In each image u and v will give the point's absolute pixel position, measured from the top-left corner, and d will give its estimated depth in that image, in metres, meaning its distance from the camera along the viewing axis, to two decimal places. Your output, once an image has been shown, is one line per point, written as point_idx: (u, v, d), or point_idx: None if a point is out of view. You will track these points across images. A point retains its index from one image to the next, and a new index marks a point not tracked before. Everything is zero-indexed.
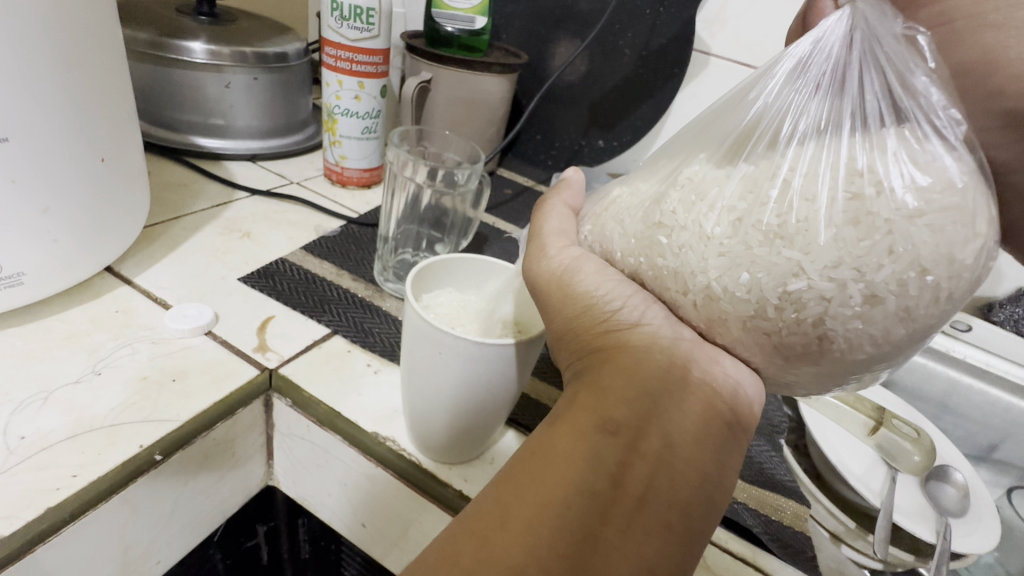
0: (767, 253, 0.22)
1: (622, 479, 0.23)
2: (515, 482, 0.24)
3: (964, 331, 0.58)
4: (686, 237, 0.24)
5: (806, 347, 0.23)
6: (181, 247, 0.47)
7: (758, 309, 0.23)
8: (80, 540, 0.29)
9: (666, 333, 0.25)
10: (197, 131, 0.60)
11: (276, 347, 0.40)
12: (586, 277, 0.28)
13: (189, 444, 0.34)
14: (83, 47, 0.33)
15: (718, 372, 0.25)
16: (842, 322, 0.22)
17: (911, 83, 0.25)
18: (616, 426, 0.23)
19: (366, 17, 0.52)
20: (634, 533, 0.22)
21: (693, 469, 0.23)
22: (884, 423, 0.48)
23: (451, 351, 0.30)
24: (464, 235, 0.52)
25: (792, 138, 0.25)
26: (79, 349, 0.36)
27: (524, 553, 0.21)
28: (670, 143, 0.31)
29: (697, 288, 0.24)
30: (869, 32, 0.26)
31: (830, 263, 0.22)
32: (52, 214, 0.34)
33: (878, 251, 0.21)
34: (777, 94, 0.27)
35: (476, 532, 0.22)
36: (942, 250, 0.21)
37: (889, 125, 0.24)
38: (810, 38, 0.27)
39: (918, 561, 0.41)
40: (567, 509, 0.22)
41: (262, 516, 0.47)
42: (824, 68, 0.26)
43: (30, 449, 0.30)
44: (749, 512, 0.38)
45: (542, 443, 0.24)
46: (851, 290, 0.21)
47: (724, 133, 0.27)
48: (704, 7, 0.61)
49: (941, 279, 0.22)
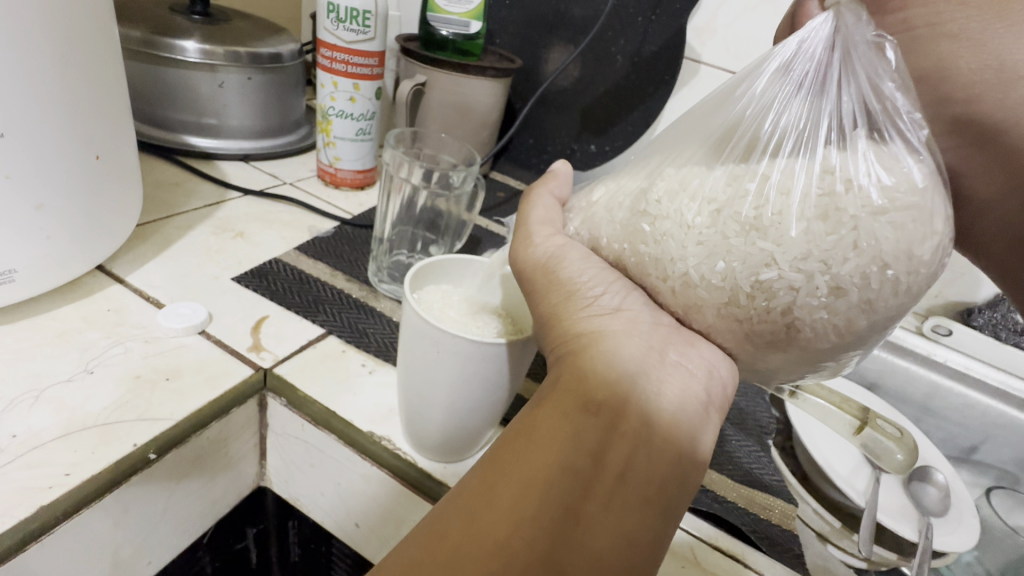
0: (742, 243, 0.23)
1: (602, 458, 0.24)
2: (498, 461, 0.24)
3: (944, 335, 0.61)
4: (667, 226, 0.25)
5: (774, 334, 0.24)
6: (173, 246, 0.47)
7: (731, 296, 0.24)
8: (72, 540, 0.29)
9: (644, 318, 0.26)
10: (190, 131, 0.60)
11: (270, 347, 0.40)
12: (570, 264, 0.28)
13: (184, 444, 0.33)
14: (81, 42, 0.33)
15: (694, 354, 0.26)
16: (809, 311, 0.23)
17: (880, 88, 0.26)
18: (597, 407, 0.24)
19: (363, 19, 0.53)
20: (612, 508, 0.23)
21: (671, 446, 0.24)
22: (868, 422, 0.46)
23: (448, 349, 0.30)
24: (458, 237, 0.53)
25: (769, 137, 0.26)
26: (70, 347, 0.36)
27: (510, 530, 0.22)
28: (657, 139, 0.32)
29: (676, 274, 0.25)
30: (850, 34, 0.27)
31: (799, 255, 0.22)
32: (45, 210, 0.34)
33: (844, 245, 0.22)
34: (758, 95, 0.27)
35: (460, 509, 0.23)
36: (902, 245, 0.22)
37: (860, 130, 0.25)
38: (796, 38, 0.27)
39: (901, 559, 0.41)
40: (549, 486, 0.23)
41: (253, 518, 0.47)
42: (805, 70, 0.27)
43: (21, 447, 0.29)
44: (739, 510, 0.39)
45: (526, 424, 0.25)
46: (818, 281, 0.22)
47: (709, 131, 0.28)
48: (695, 17, 0.62)
49: (900, 274, 0.22)
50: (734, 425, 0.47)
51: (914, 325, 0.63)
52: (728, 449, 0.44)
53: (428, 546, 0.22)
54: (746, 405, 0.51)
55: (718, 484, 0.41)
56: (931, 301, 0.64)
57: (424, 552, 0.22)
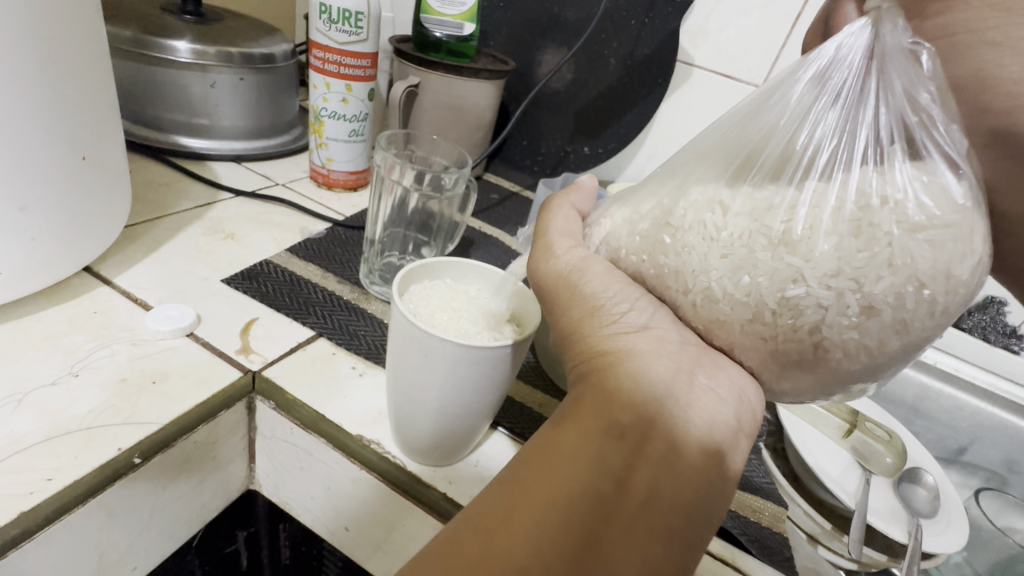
0: (768, 258, 0.23)
1: (626, 483, 0.24)
2: (521, 483, 0.25)
3: None
4: (690, 237, 0.25)
5: (801, 354, 0.24)
6: (162, 247, 0.47)
7: (756, 312, 0.24)
8: (56, 546, 0.29)
9: (671, 337, 0.26)
10: (180, 131, 0.59)
11: (259, 349, 0.39)
12: (594, 279, 0.28)
13: (170, 448, 0.33)
14: (68, 42, 0.33)
15: (723, 377, 0.25)
16: (838, 331, 0.23)
17: (915, 98, 0.25)
18: (621, 430, 0.24)
19: (355, 20, 0.53)
20: (635, 535, 0.23)
21: (698, 474, 0.24)
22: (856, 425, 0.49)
23: (436, 353, 0.30)
24: (450, 240, 0.53)
25: (806, 153, 0.25)
26: (56, 350, 0.35)
27: (531, 550, 0.23)
28: (692, 145, 0.31)
29: (698, 288, 0.25)
30: (889, 41, 0.26)
31: (829, 272, 0.22)
32: (30, 212, 0.33)
33: (878, 263, 0.22)
34: (793, 105, 0.27)
35: (482, 527, 0.24)
36: (940, 266, 0.22)
37: (897, 146, 0.25)
38: (834, 43, 0.27)
39: (891, 561, 0.42)
40: (570, 510, 0.24)
41: (242, 521, 0.47)
42: (843, 78, 0.26)
43: (4, 451, 0.29)
44: (730, 513, 0.39)
45: (549, 442, 0.25)
46: (848, 299, 0.22)
47: (738, 146, 0.27)
48: (687, 19, 0.62)
49: (937, 293, 0.22)
50: None
51: None
52: None
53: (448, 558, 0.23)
54: None
55: None
56: None
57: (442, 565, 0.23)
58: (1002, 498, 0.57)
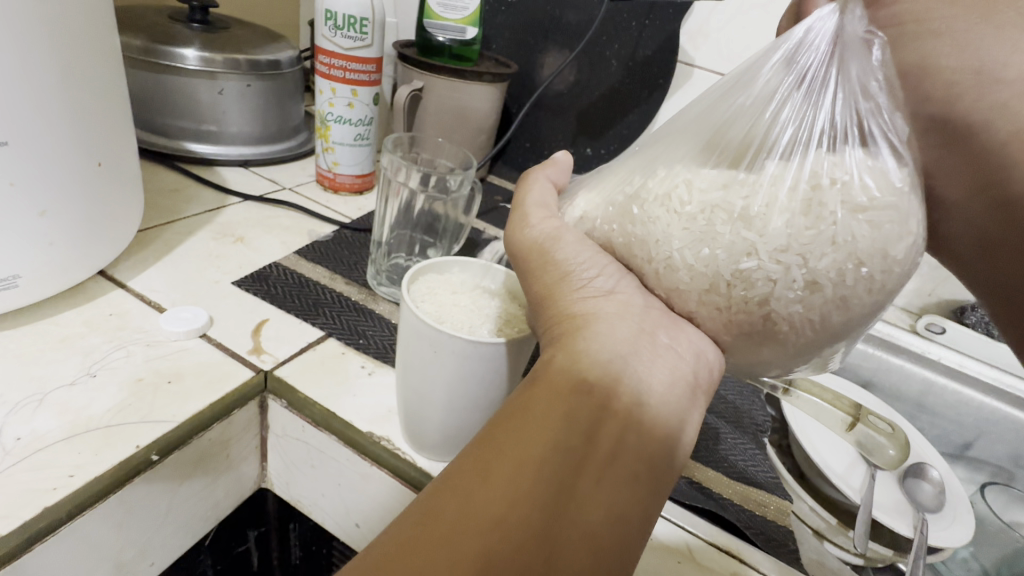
0: (728, 232, 0.24)
1: (594, 436, 0.23)
2: (495, 441, 0.24)
3: (939, 334, 0.62)
4: (655, 209, 0.26)
5: (752, 324, 0.25)
6: (173, 252, 0.48)
7: (713, 283, 0.25)
8: (77, 541, 0.30)
9: (637, 302, 0.27)
10: (189, 137, 0.60)
11: (271, 350, 0.40)
12: (566, 247, 0.29)
13: (185, 445, 0.34)
14: (83, 49, 0.34)
15: (684, 339, 0.26)
16: (785, 303, 0.24)
17: (868, 88, 0.27)
18: (589, 386, 0.24)
19: (360, 26, 0.53)
20: (606, 484, 0.23)
21: (660, 425, 0.24)
22: (860, 419, 0.49)
23: (447, 351, 0.31)
24: (455, 240, 0.53)
25: (767, 138, 0.26)
26: (73, 351, 0.36)
27: (506, 508, 0.22)
28: (658, 133, 0.31)
29: (659, 257, 0.26)
30: (850, 30, 0.27)
31: (779, 246, 0.23)
32: (48, 217, 0.34)
33: (823, 240, 0.23)
34: (761, 87, 0.27)
35: (456, 490, 0.23)
36: (878, 244, 0.23)
37: (847, 135, 0.26)
38: (803, 27, 0.28)
39: (897, 555, 0.42)
40: (543, 465, 0.23)
41: (254, 521, 0.47)
42: (810, 60, 0.27)
43: (25, 450, 0.30)
44: (735, 507, 0.39)
45: (519, 403, 0.25)
46: (794, 274, 0.23)
47: (704, 129, 0.28)
48: (687, 20, 0.63)
49: (874, 271, 0.24)
50: (729, 423, 0.48)
51: (909, 323, 0.64)
52: (727, 446, 0.45)
53: (421, 525, 0.22)
54: (743, 403, 0.51)
55: (713, 481, 0.41)
56: (925, 300, 0.65)
57: (419, 530, 0.22)
58: (1008, 492, 0.57)
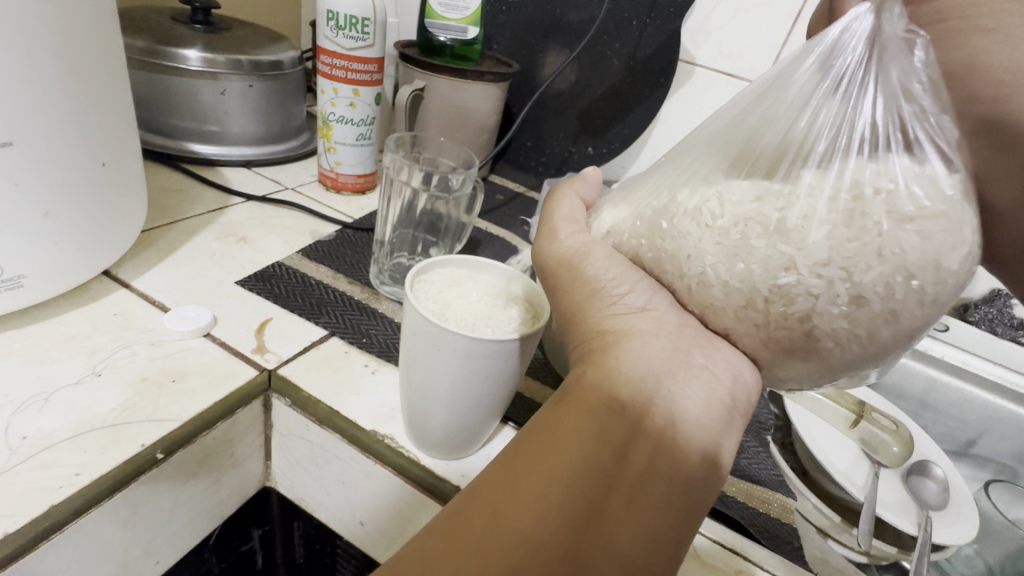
0: (763, 246, 0.24)
1: (626, 456, 0.24)
2: (527, 457, 0.25)
3: (942, 332, 0.61)
4: (686, 222, 0.26)
5: (793, 341, 0.25)
6: (177, 252, 0.48)
7: (750, 299, 0.24)
8: (83, 538, 0.30)
9: (670, 320, 0.27)
10: (192, 137, 0.61)
11: (274, 348, 0.40)
12: (596, 262, 0.29)
13: (190, 444, 0.34)
14: (86, 50, 0.34)
15: (720, 358, 0.26)
16: (827, 320, 0.23)
17: (910, 90, 0.25)
18: (622, 406, 0.24)
19: (362, 26, 0.54)
20: (637, 505, 0.23)
21: (699, 448, 0.24)
22: (864, 416, 0.50)
23: (451, 348, 0.31)
24: (458, 239, 0.54)
25: (804, 147, 0.25)
26: (78, 351, 0.36)
27: (535, 521, 0.23)
28: (687, 143, 0.31)
29: (692, 272, 0.26)
30: (890, 30, 0.25)
31: (820, 260, 0.23)
32: (53, 218, 0.35)
33: (868, 253, 0.22)
34: (795, 93, 0.27)
35: (488, 498, 0.24)
36: (929, 256, 0.22)
37: (891, 141, 0.24)
38: (838, 27, 0.27)
39: (902, 553, 0.42)
40: (573, 482, 0.24)
41: (258, 519, 0.48)
42: (846, 64, 0.26)
43: (32, 449, 0.30)
44: (739, 505, 0.39)
45: (551, 419, 0.25)
46: (838, 288, 0.23)
47: (734, 139, 0.28)
48: (689, 18, 0.63)
49: (926, 284, 0.23)
50: None
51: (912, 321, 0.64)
52: None
53: (453, 530, 0.24)
54: None
55: None
56: None
57: (451, 536, 0.24)
58: (1011, 490, 0.57)
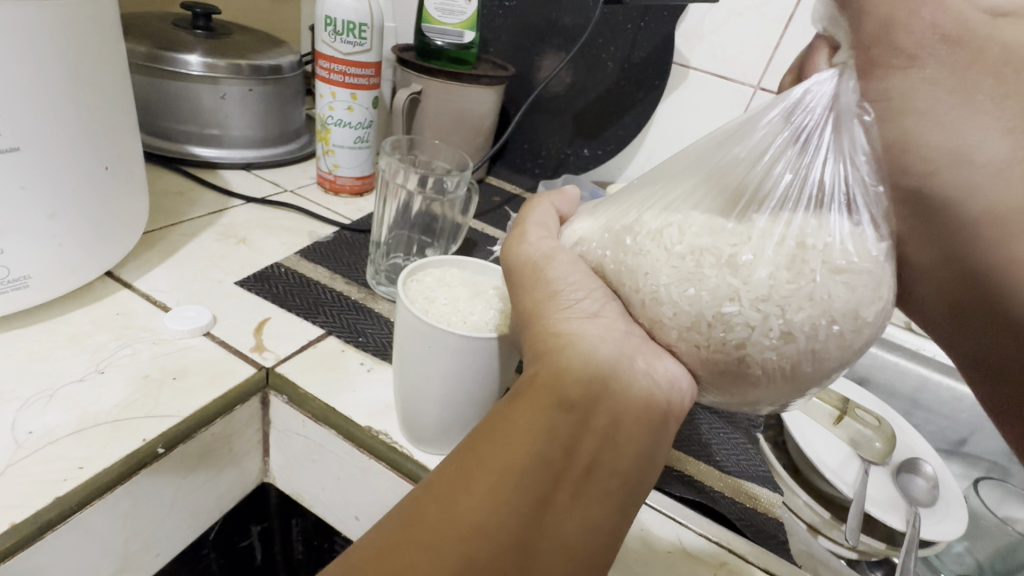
0: (714, 275, 0.25)
1: (572, 452, 0.24)
2: (478, 454, 0.25)
3: (933, 331, 0.63)
4: (648, 243, 0.27)
5: (727, 365, 0.26)
6: (178, 253, 0.49)
7: (695, 322, 0.25)
8: (86, 529, 0.31)
9: (618, 327, 0.27)
10: (193, 141, 0.62)
11: (272, 347, 0.41)
12: (558, 268, 0.30)
13: (190, 439, 0.35)
14: (89, 56, 0.35)
15: (660, 368, 0.26)
16: (760, 350, 0.24)
17: (856, 156, 0.27)
18: (570, 404, 0.25)
19: (359, 31, 0.55)
20: (580, 498, 0.24)
21: (636, 443, 0.25)
22: (847, 413, 0.51)
23: (441, 346, 0.32)
24: (453, 240, 0.54)
25: (755, 197, 0.27)
26: (82, 350, 0.37)
27: (486, 515, 0.23)
28: (655, 169, 0.32)
29: (647, 288, 0.26)
30: (846, 99, 0.27)
31: (761, 296, 0.24)
32: (58, 219, 0.36)
33: (801, 295, 0.24)
34: (753, 145, 0.28)
35: (440, 493, 0.24)
36: (851, 306, 0.24)
37: (833, 199, 0.26)
38: (801, 87, 0.28)
39: (890, 548, 0.43)
40: (522, 477, 0.24)
41: (257, 516, 0.49)
42: (806, 119, 0.27)
43: (37, 443, 0.31)
44: (726, 499, 0.40)
45: (502, 417, 0.26)
46: (772, 323, 0.24)
47: (696, 177, 0.29)
48: (683, 22, 0.64)
49: (845, 329, 0.24)
50: (721, 417, 0.48)
51: (904, 320, 0.65)
52: (718, 440, 0.46)
53: (406, 525, 0.24)
54: None
55: (705, 474, 0.42)
56: None
57: (403, 531, 0.23)
58: (1002, 487, 0.57)
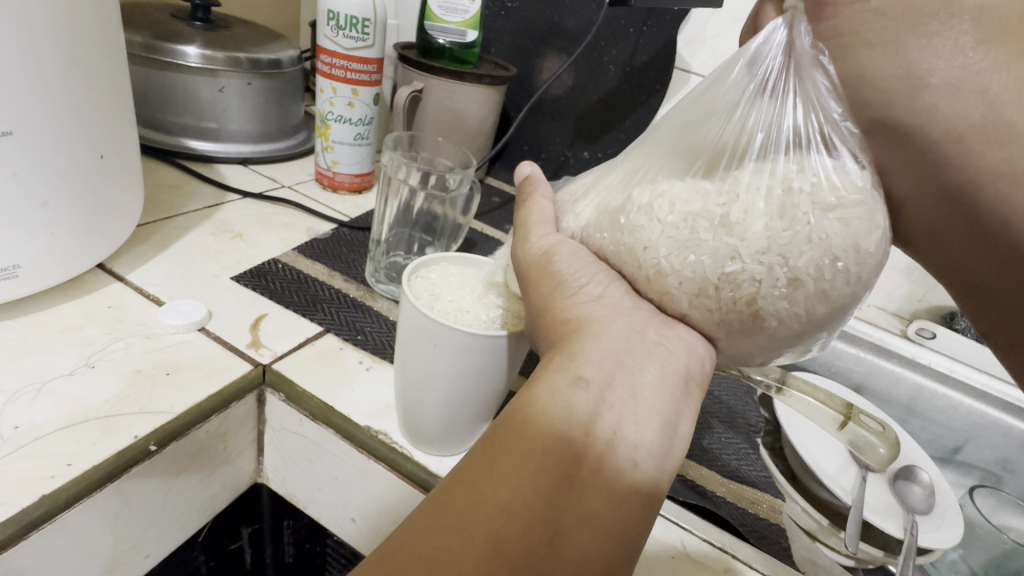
0: (711, 238, 0.25)
1: (593, 428, 0.24)
2: (498, 435, 0.24)
3: (930, 339, 0.64)
4: (640, 218, 0.27)
5: (741, 322, 0.26)
6: (171, 247, 0.48)
7: (702, 288, 0.26)
8: (74, 529, 0.30)
9: (626, 304, 0.28)
10: (190, 134, 0.61)
11: (269, 344, 0.40)
12: (562, 258, 0.30)
13: (184, 436, 0.34)
14: (88, 40, 0.34)
15: (674, 335, 0.27)
16: (771, 301, 0.25)
17: (824, 99, 0.27)
18: (585, 381, 0.25)
19: (362, 26, 0.54)
20: (607, 473, 0.24)
21: (658, 416, 0.25)
22: (852, 418, 0.44)
23: (446, 343, 0.31)
24: (454, 239, 0.54)
25: (739, 151, 0.27)
26: (72, 343, 0.36)
27: (512, 496, 0.23)
28: (640, 141, 0.32)
29: (648, 263, 0.27)
30: (801, 43, 0.28)
31: (760, 249, 0.24)
32: (50, 208, 0.35)
33: (799, 239, 0.24)
34: (724, 100, 0.29)
35: (466, 479, 0.24)
36: (850, 239, 0.24)
37: (812, 142, 0.26)
38: (757, 40, 0.29)
39: (888, 556, 0.42)
40: (545, 456, 0.23)
41: (248, 518, 0.47)
42: (768, 70, 0.28)
43: (24, 438, 0.30)
44: (728, 505, 0.40)
45: (520, 402, 0.25)
46: (778, 272, 0.24)
47: (678, 142, 0.29)
48: (685, 27, 0.63)
49: (850, 265, 0.24)
50: (722, 422, 0.48)
51: (899, 329, 0.66)
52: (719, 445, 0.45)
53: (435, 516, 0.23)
54: (735, 403, 0.52)
55: (707, 479, 0.41)
56: (915, 305, 0.66)
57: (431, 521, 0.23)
58: (997, 495, 0.57)
